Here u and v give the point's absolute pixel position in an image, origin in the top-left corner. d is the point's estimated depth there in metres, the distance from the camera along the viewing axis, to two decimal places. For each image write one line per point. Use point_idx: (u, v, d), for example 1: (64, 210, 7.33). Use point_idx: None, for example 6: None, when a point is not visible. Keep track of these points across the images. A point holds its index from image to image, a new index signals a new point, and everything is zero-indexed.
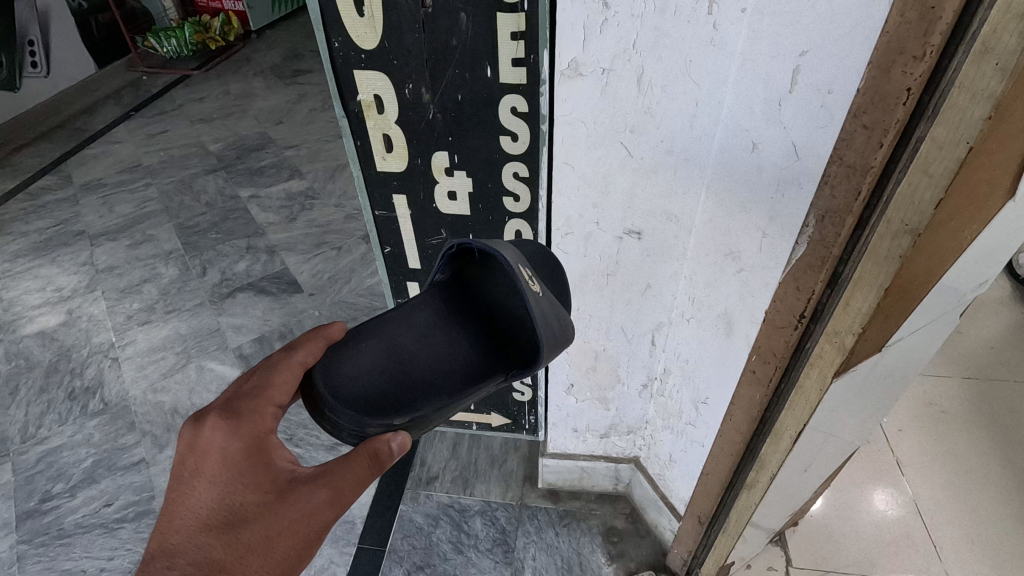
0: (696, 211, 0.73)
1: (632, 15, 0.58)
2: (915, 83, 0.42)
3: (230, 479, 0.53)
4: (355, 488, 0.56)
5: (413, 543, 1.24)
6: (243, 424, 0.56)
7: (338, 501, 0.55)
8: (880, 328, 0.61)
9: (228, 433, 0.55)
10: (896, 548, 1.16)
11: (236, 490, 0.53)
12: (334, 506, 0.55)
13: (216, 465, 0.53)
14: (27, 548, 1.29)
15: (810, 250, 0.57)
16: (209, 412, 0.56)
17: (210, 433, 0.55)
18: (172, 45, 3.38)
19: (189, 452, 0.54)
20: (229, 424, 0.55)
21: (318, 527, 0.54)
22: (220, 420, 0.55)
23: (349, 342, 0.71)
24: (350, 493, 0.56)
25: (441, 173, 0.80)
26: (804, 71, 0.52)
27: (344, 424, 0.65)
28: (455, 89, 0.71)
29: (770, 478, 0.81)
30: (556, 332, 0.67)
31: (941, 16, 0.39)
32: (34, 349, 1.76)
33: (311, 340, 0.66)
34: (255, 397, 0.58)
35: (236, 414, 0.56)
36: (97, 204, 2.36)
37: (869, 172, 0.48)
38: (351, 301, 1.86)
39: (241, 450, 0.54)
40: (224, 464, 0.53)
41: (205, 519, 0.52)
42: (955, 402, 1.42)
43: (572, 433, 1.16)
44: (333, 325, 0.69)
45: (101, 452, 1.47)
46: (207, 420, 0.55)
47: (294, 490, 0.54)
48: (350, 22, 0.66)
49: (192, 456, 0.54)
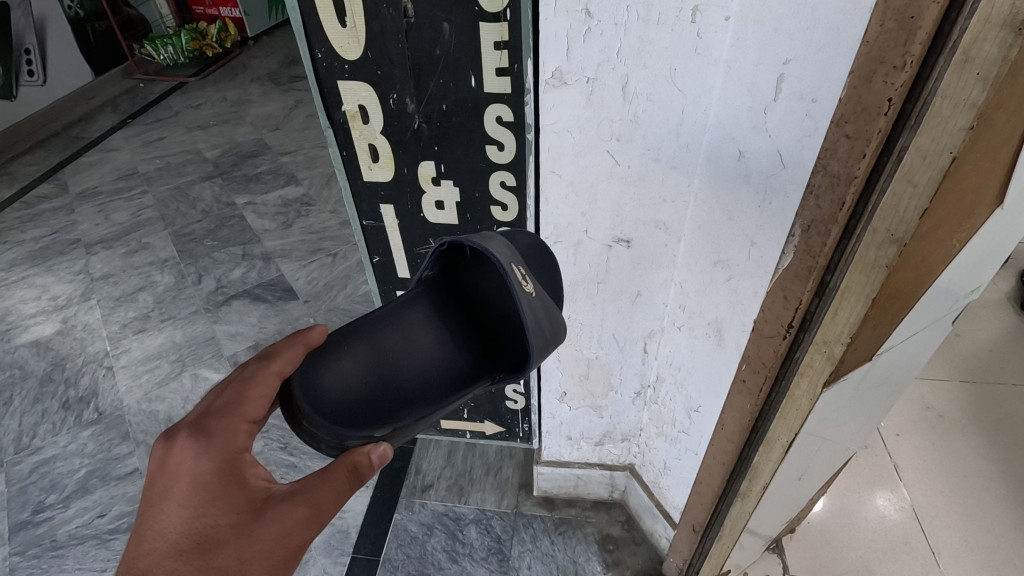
0: (685, 219, 0.72)
1: (615, 24, 0.58)
2: (897, 93, 0.41)
3: (201, 502, 0.51)
4: (333, 503, 0.55)
5: (408, 553, 1.23)
6: (215, 443, 0.53)
7: (317, 518, 0.54)
8: (870, 336, 0.61)
9: (199, 453, 0.52)
10: (895, 555, 1.15)
11: (206, 513, 0.51)
12: (313, 523, 0.54)
13: (186, 488, 0.51)
14: (20, 559, 1.28)
15: (797, 259, 0.56)
16: (179, 432, 0.53)
17: (179, 454, 0.52)
18: (169, 52, 3.39)
19: (157, 474, 0.52)
20: (200, 445, 0.53)
21: (297, 545, 0.53)
22: (190, 440, 0.53)
23: (334, 346, 0.67)
24: (328, 508, 0.55)
25: (428, 183, 0.79)
26: (788, 79, 0.52)
27: (323, 435, 0.63)
28: (440, 99, 0.70)
29: (763, 486, 0.80)
30: (546, 335, 0.65)
31: (921, 25, 0.38)
32: (29, 358, 1.76)
33: (289, 348, 0.62)
34: (227, 413, 0.56)
35: (207, 433, 0.54)
36: (93, 212, 2.36)
37: (852, 182, 0.47)
38: (347, 308, 1.86)
39: (212, 471, 0.52)
40: (193, 487, 0.51)
41: (176, 544, 0.50)
42: (953, 405, 1.42)
43: (566, 440, 1.15)
44: (312, 330, 0.65)
45: (95, 462, 1.46)
46: (177, 441, 0.53)
47: (269, 509, 0.53)
48: (332, 32, 0.66)
49: (160, 478, 0.52)
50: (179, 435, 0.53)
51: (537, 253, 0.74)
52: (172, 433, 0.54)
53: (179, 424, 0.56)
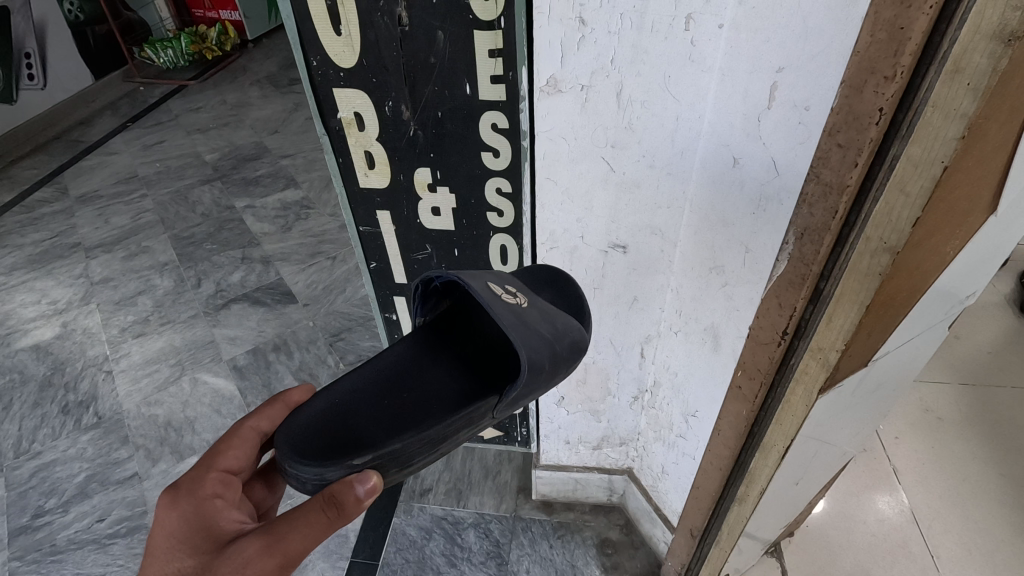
0: (680, 225, 0.72)
1: (609, 32, 0.58)
2: (887, 103, 0.41)
3: (176, 549, 0.56)
4: (298, 537, 0.54)
5: (407, 557, 1.23)
6: (186, 496, 0.59)
7: (278, 551, 0.54)
8: (865, 343, 0.61)
9: (174, 506, 0.59)
10: (893, 558, 1.15)
11: (176, 558, 0.56)
12: (275, 556, 0.54)
13: (164, 539, 0.57)
14: (19, 564, 1.29)
15: (791, 266, 0.57)
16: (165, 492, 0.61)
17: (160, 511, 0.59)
18: (168, 56, 3.40)
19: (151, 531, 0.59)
20: (177, 499, 0.59)
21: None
22: (170, 496, 0.60)
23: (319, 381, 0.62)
24: (290, 541, 0.54)
25: (424, 189, 0.80)
26: (781, 87, 0.52)
27: (305, 475, 0.54)
28: (435, 106, 0.70)
29: (760, 492, 0.80)
30: (550, 339, 0.58)
31: (911, 36, 0.38)
32: (28, 363, 1.76)
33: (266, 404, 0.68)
34: (205, 470, 0.63)
35: (185, 488, 0.60)
36: (93, 215, 2.36)
37: (845, 191, 0.47)
38: (346, 311, 1.86)
39: (183, 521, 0.58)
40: (166, 537, 0.57)
41: None
42: (952, 407, 1.42)
43: (564, 444, 1.15)
44: (293, 389, 0.71)
45: (94, 467, 1.46)
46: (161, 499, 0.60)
47: (234, 549, 0.55)
48: (327, 41, 0.66)
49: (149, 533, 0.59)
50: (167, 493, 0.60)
51: (548, 279, 0.71)
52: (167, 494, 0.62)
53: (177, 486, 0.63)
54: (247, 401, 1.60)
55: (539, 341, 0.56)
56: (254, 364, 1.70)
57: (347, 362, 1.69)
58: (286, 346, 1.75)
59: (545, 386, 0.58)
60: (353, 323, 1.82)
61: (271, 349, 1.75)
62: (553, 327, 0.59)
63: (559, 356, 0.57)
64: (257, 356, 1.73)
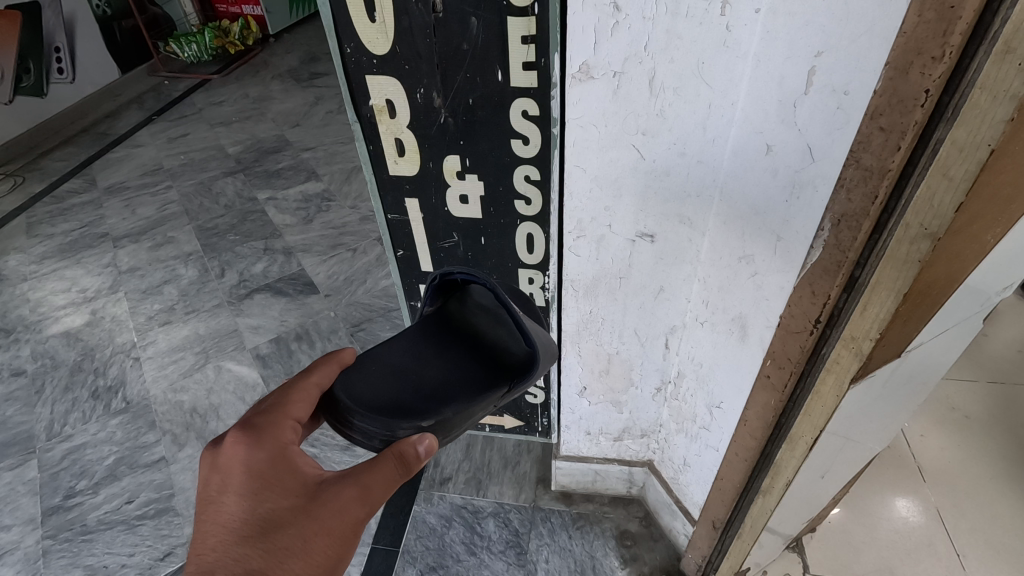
0: (708, 214, 0.72)
1: (643, 17, 0.58)
2: (934, 85, 0.41)
3: (258, 487, 0.54)
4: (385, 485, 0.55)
5: (427, 544, 1.24)
6: (265, 436, 0.56)
7: (362, 493, 0.54)
8: (899, 333, 0.60)
9: (252, 449, 0.55)
10: (917, 556, 1.14)
11: (265, 497, 0.54)
12: (362, 499, 0.54)
13: (240, 476, 0.54)
14: (52, 543, 1.32)
15: (826, 253, 0.56)
16: (229, 432, 0.57)
17: (230, 451, 0.55)
18: (192, 50, 3.46)
19: (213, 472, 0.55)
20: (249, 437, 0.56)
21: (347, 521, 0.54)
22: (239, 435, 0.56)
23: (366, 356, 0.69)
24: (383, 491, 0.55)
25: (453, 176, 0.80)
26: (820, 72, 0.51)
27: (370, 429, 0.61)
28: (466, 93, 0.71)
29: (786, 484, 0.79)
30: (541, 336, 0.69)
31: (961, 15, 0.38)
32: (59, 349, 1.81)
33: (326, 364, 0.64)
34: (275, 417, 0.58)
35: (254, 428, 0.57)
36: (120, 207, 2.41)
37: (886, 175, 0.47)
38: (367, 302, 1.88)
39: (264, 456, 0.55)
40: (233, 477, 0.54)
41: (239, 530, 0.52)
42: (980, 406, 1.39)
43: (585, 435, 1.16)
44: (345, 351, 0.67)
45: (123, 450, 1.50)
46: (224, 440, 0.57)
47: (325, 491, 0.54)
48: (361, 27, 0.67)
49: (215, 474, 0.55)
50: (217, 443, 0.58)
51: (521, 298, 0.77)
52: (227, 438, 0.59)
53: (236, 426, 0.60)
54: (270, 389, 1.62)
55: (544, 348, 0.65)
56: (277, 353, 1.73)
57: None
58: (307, 337, 1.77)
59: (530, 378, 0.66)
60: (373, 314, 1.84)
61: (294, 338, 1.77)
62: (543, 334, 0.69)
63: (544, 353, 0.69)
64: (280, 345, 1.75)
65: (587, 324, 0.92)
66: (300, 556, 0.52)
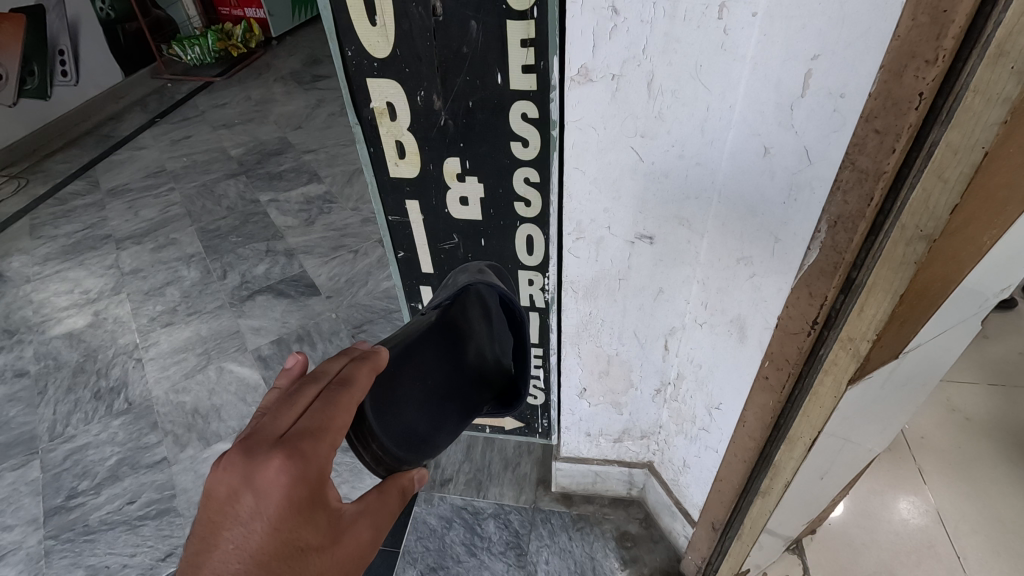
0: (707, 215, 0.72)
1: (641, 20, 0.58)
2: (928, 88, 0.42)
3: (293, 525, 0.44)
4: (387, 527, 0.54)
5: (427, 545, 1.24)
6: (314, 464, 0.45)
7: (375, 535, 0.51)
8: (897, 334, 0.60)
9: (302, 477, 0.44)
10: (918, 558, 1.14)
11: (300, 539, 0.44)
12: (373, 541, 0.51)
13: (279, 511, 0.43)
14: (54, 543, 1.33)
15: (823, 255, 0.57)
16: (271, 447, 0.44)
17: (276, 471, 0.43)
18: (195, 53, 3.47)
19: (241, 489, 0.43)
20: (297, 464, 0.44)
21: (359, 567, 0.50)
22: (285, 457, 0.44)
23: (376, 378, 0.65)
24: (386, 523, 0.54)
25: (453, 178, 0.80)
26: (816, 75, 0.51)
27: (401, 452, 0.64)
28: (466, 96, 0.71)
29: (785, 485, 0.79)
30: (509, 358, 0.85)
31: (953, 19, 0.38)
32: (62, 350, 1.82)
33: (366, 368, 0.54)
34: (322, 436, 0.47)
35: (302, 450, 0.45)
36: (123, 208, 2.42)
37: (882, 177, 0.47)
38: (368, 304, 1.89)
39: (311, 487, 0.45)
40: (269, 509, 0.43)
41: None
42: (980, 409, 1.39)
43: (585, 437, 1.16)
44: (381, 354, 0.57)
45: (125, 451, 1.51)
46: (264, 453, 0.44)
47: (349, 533, 0.49)
48: (362, 31, 0.68)
49: (246, 492, 0.43)
50: (247, 448, 0.44)
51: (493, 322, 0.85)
52: (252, 440, 0.45)
53: (264, 429, 0.46)
54: None
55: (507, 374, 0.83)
56: (279, 355, 1.73)
57: None
58: (309, 338, 1.78)
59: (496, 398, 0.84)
60: (375, 315, 1.84)
61: (295, 340, 1.78)
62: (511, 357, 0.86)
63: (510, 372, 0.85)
64: (282, 347, 1.76)
65: (587, 326, 0.92)
66: None
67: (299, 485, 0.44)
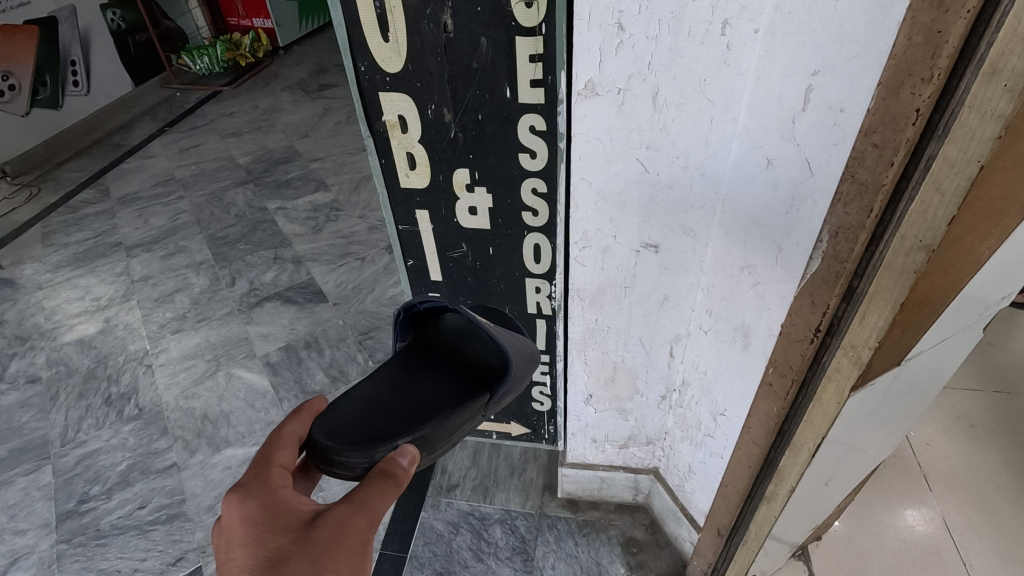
0: (712, 225, 0.74)
1: (647, 37, 0.60)
2: (924, 104, 0.43)
3: (260, 530, 0.50)
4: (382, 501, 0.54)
5: (434, 550, 1.25)
6: (257, 487, 0.54)
7: (359, 504, 0.52)
8: (899, 341, 0.61)
9: (247, 497, 0.53)
10: (923, 564, 1.14)
11: (272, 535, 0.50)
12: (356, 507, 0.52)
13: (240, 528, 0.51)
14: (66, 548, 1.34)
15: (825, 264, 0.58)
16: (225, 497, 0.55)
17: (228, 505, 0.53)
18: (204, 62, 3.52)
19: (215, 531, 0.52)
20: (242, 491, 0.54)
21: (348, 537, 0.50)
22: (231, 494, 0.54)
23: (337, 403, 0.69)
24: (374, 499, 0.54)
25: (462, 189, 0.82)
26: (817, 90, 0.53)
27: (358, 460, 0.61)
28: (475, 109, 0.73)
29: (790, 490, 0.80)
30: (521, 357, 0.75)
31: (947, 40, 0.40)
32: (73, 356, 1.84)
33: (296, 415, 0.65)
34: (264, 467, 0.57)
35: (246, 485, 0.55)
36: (133, 216, 2.45)
37: (880, 189, 0.49)
38: (375, 310, 1.91)
39: (260, 508, 0.52)
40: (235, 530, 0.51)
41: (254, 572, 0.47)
42: (986, 415, 1.39)
43: (591, 442, 1.17)
44: (314, 401, 0.68)
45: (135, 456, 1.53)
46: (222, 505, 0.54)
47: (322, 516, 0.51)
48: (375, 47, 0.70)
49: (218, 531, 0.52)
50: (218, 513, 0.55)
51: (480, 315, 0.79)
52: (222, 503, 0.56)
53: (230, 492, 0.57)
54: (279, 396, 1.64)
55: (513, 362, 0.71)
56: (286, 361, 1.75)
57: (375, 360, 1.73)
58: (317, 345, 1.79)
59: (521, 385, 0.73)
60: (381, 322, 1.86)
61: (303, 346, 1.80)
62: (515, 344, 0.75)
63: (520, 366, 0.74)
64: (290, 353, 1.77)
65: (592, 333, 0.94)
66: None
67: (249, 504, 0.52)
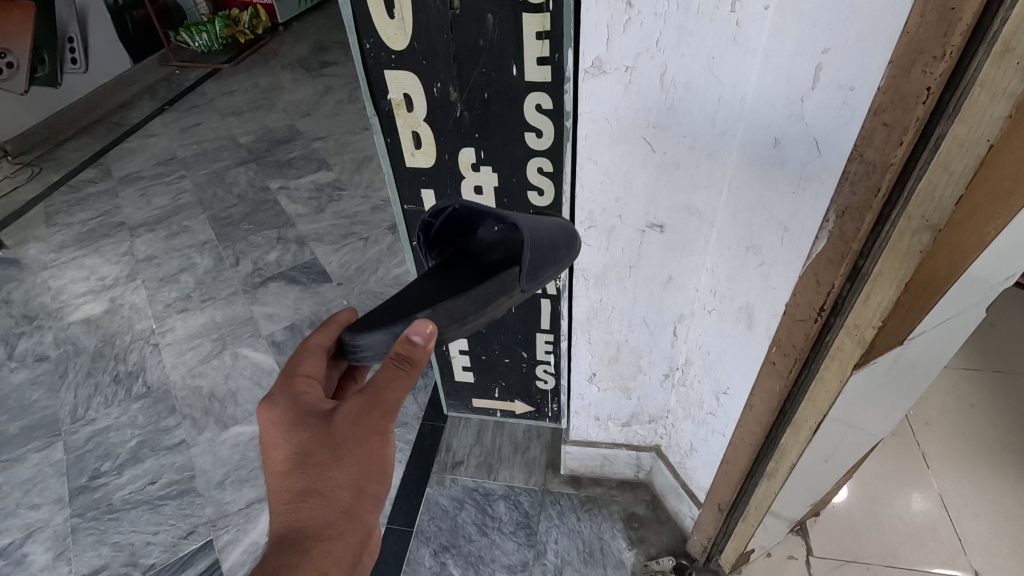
0: (717, 204, 0.74)
1: (655, 14, 0.60)
2: (935, 82, 0.43)
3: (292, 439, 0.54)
4: (388, 387, 0.53)
5: (439, 525, 1.28)
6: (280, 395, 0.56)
7: (366, 399, 0.54)
8: (902, 320, 0.62)
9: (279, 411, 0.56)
10: (919, 540, 1.16)
11: (301, 435, 0.54)
12: (370, 404, 0.53)
13: (274, 440, 0.55)
14: (80, 521, 1.37)
15: (830, 245, 0.58)
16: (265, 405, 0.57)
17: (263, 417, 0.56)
18: (203, 40, 3.47)
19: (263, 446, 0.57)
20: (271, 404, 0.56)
21: (366, 429, 0.53)
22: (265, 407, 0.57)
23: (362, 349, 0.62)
24: (389, 387, 0.53)
25: (467, 168, 0.81)
26: (827, 68, 0.52)
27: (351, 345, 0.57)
28: (481, 88, 0.72)
29: (790, 467, 0.82)
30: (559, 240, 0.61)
31: (961, 17, 0.40)
32: (80, 335, 1.85)
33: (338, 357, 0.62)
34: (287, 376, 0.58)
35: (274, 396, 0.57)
36: (135, 196, 2.45)
37: (888, 170, 0.49)
38: (379, 290, 1.91)
39: (291, 415, 0.55)
40: (269, 439, 0.55)
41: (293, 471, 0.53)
42: (985, 394, 1.40)
43: (594, 421, 1.18)
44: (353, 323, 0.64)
45: (146, 433, 1.55)
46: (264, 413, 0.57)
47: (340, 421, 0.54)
48: (381, 24, 0.69)
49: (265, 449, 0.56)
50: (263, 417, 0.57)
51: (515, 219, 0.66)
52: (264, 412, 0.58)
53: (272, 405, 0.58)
54: None
55: (529, 225, 0.58)
56: (291, 340, 1.77)
57: None
58: None
59: (552, 261, 0.59)
60: None
61: (308, 326, 1.81)
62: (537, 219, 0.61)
63: (550, 236, 0.61)
64: (295, 332, 1.79)
65: (597, 313, 0.94)
66: (343, 475, 0.53)
67: (276, 410, 0.56)
